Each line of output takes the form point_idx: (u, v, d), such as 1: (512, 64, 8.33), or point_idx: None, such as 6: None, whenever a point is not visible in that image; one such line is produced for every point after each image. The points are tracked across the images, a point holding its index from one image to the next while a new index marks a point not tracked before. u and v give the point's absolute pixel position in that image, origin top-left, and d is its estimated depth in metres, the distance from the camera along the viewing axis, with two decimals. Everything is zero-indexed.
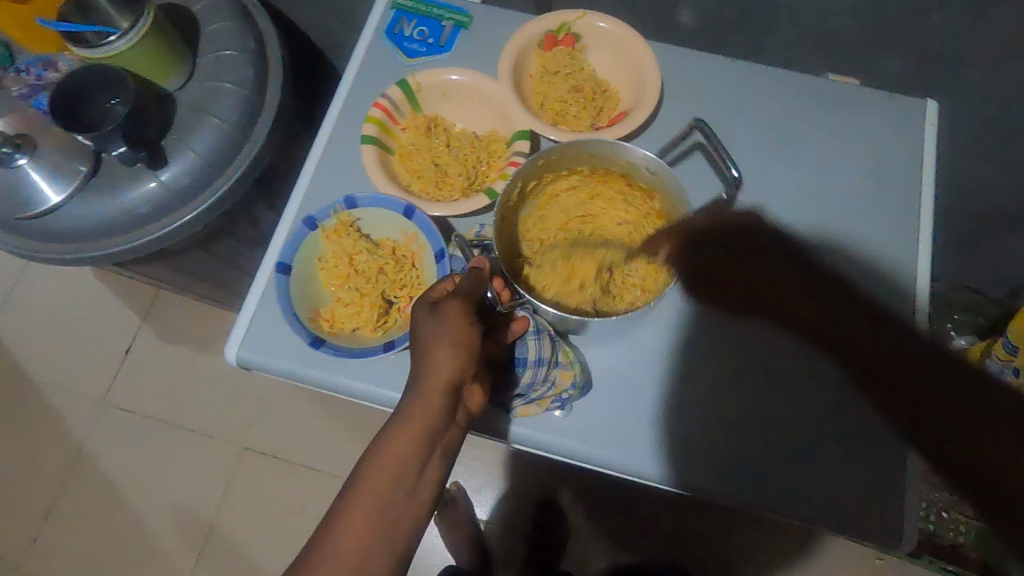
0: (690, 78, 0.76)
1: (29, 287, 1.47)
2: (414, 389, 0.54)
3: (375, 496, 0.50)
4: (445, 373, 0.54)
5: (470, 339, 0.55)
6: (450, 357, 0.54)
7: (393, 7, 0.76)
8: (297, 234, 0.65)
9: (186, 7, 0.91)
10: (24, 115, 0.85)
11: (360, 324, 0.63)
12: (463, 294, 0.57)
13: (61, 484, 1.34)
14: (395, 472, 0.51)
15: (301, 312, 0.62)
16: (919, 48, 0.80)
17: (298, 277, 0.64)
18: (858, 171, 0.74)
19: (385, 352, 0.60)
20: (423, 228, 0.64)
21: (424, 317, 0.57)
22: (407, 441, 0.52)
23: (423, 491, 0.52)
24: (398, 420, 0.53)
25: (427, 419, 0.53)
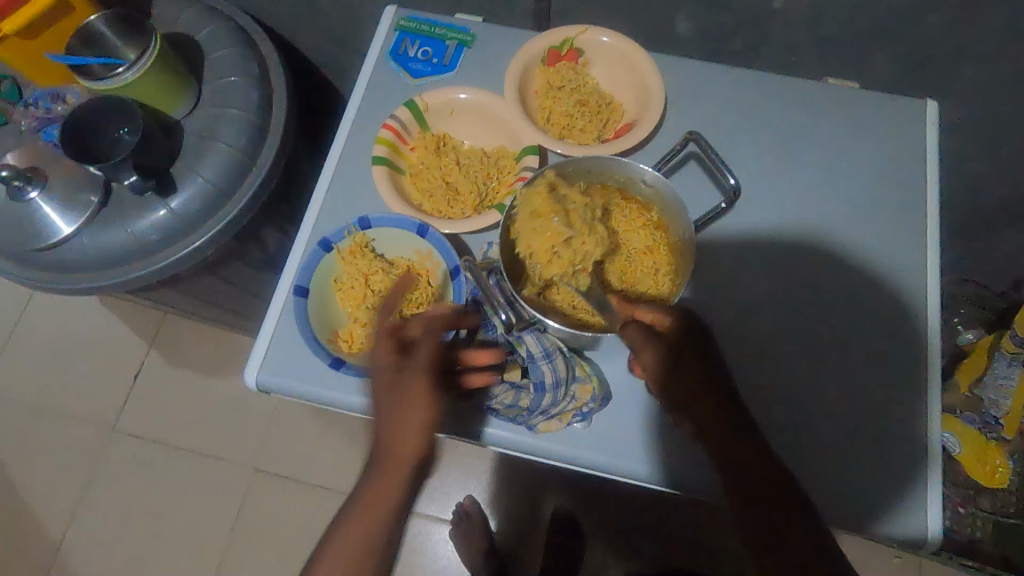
0: (691, 86, 0.77)
1: (36, 317, 1.47)
2: (380, 459, 0.58)
3: (341, 562, 0.57)
4: (409, 444, 0.58)
5: (435, 409, 0.59)
6: (417, 435, 0.58)
7: (397, 29, 0.77)
8: (313, 256, 0.65)
9: (189, 35, 0.93)
10: (33, 148, 0.86)
11: None
12: (422, 367, 0.58)
13: (73, 514, 1.33)
14: (362, 540, 0.57)
15: (320, 333, 0.63)
16: (913, 50, 0.81)
17: (315, 300, 0.64)
18: (860, 171, 0.75)
19: None
20: (437, 246, 0.65)
21: (386, 387, 0.59)
22: (378, 512, 0.58)
23: (392, 549, 0.59)
24: (368, 489, 0.58)
25: (392, 488, 0.58)
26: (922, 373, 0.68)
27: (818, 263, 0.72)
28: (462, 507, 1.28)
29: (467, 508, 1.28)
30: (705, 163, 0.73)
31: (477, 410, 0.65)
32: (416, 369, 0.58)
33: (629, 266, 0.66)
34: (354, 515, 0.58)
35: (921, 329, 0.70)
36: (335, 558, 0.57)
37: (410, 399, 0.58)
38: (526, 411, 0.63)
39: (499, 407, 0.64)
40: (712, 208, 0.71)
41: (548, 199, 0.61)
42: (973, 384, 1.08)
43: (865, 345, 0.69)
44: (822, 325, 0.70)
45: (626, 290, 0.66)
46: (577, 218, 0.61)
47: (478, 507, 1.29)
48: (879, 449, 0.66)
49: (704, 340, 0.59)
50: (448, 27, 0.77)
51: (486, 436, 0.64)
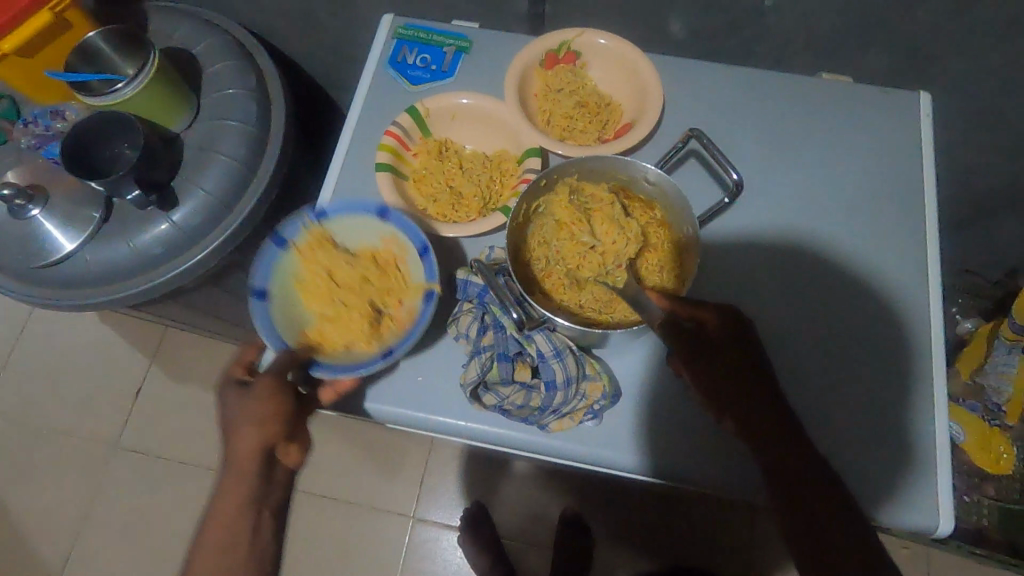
0: (687, 85, 0.78)
1: (34, 336, 1.46)
2: (227, 465, 0.57)
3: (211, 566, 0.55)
4: (254, 441, 0.57)
5: (277, 410, 0.58)
6: (256, 431, 0.57)
7: (395, 37, 0.78)
8: (270, 257, 0.64)
9: (186, 50, 0.93)
10: (34, 165, 0.86)
11: (352, 338, 0.62)
12: (270, 372, 0.59)
13: (77, 533, 1.33)
14: (225, 542, 0.56)
15: (288, 336, 0.61)
16: (906, 43, 0.82)
17: (277, 302, 0.62)
18: (858, 163, 0.76)
19: (383, 361, 0.60)
20: (400, 228, 0.64)
21: (231, 398, 0.60)
22: (231, 517, 0.56)
23: (259, 552, 0.56)
24: (219, 497, 0.57)
25: (246, 488, 0.56)
26: (929, 361, 0.69)
27: (820, 255, 0.73)
28: (471, 513, 1.28)
29: (475, 514, 1.28)
30: (705, 160, 0.74)
31: (488, 412, 0.64)
32: (262, 375, 0.59)
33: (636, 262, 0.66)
34: (209, 525, 0.56)
35: (926, 318, 0.70)
36: (198, 570, 0.55)
37: (245, 402, 0.58)
38: (538, 411, 0.63)
39: (510, 408, 0.63)
40: (715, 203, 0.72)
41: (569, 208, 0.64)
42: (974, 373, 1.10)
43: (871, 335, 0.70)
44: (828, 317, 0.70)
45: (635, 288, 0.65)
46: (601, 222, 0.63)
47: (485, 513, 1.29)
48: (889, 438, 0.66)
49: (739, 329, 0.61)
50: (446, 33, 0.78)
51: (498, 438, 0.64)
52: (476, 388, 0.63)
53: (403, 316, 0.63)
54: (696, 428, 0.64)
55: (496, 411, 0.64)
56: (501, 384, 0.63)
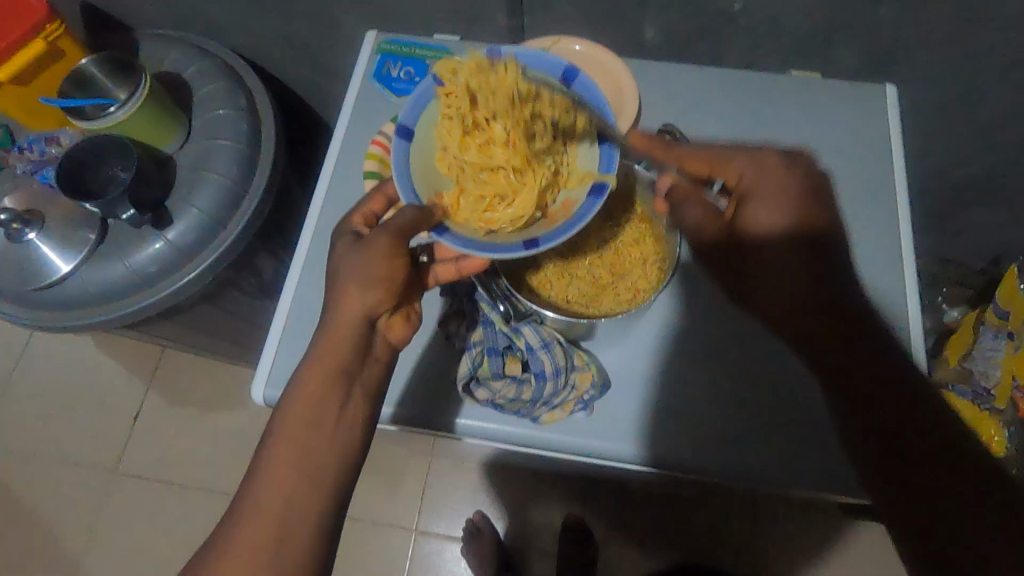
0: (664, 87, 0.81)
1: (31, 366, 1.46)
2: (326, 328, 0.57)
3: (292, 448, 0.53)
4: (357, 306, 0.56)
5: (389, 274, 0.57)
6: (360, 296, 0.56)
7: (379, 52, 0.81)
8: (427, 95, 0.62)
9: (177, 73, 0.96)
10: (29, 190, 0.88)
11: (491, 215, 0.59)
12: (394, 228, 0.56)
13: (79, 561, 1.32)
14: (309, 412, 0.54)
15: (422, 193, 0.59)
16: (870, 40, 0.86)
17: (418, 148, 0.61)
18: (830, 154, 0.79)
19: (526, 249, 0.55)
20: (581, 104, 0.61)
21: (345, 249, 0.59)
22: (321, 387, 0.55)
23: (345, 431, 0.55)
24: (311, 364, 0.56)
25: (343, 357, 0.56)
26: (909, 344, 0.70)
27: None
28: (473, 523, 1.28)
29: (478, 525, 1.28)
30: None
31: (481, 406, 0.66)
32: (385, 228, 0.57)
33: (619, 258, 0.68)
34: (286, 409, 0.54)
35: (904, 300, 0.72)
36: (285, 438, 0.53)
37: (359, 258, 0.57)
38: (529, 403, 0.64)
39: (503, 401, 0.65)
40: None
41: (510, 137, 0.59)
42: (962, 358, 1.12)
43: None
44: None
45: (618, 282, 0.67)
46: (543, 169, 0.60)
47: (489, 523, 1.29)
48: None
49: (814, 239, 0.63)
50: (427, 46, 0.81)
51: (493, 431, 0.66)
52: (468, 383, 0.65)
53: (555, 210, 0.60)
54: (684, 416, 0.66)
55: (488, 405, 0.66)
56: (492, 378, 0.65)
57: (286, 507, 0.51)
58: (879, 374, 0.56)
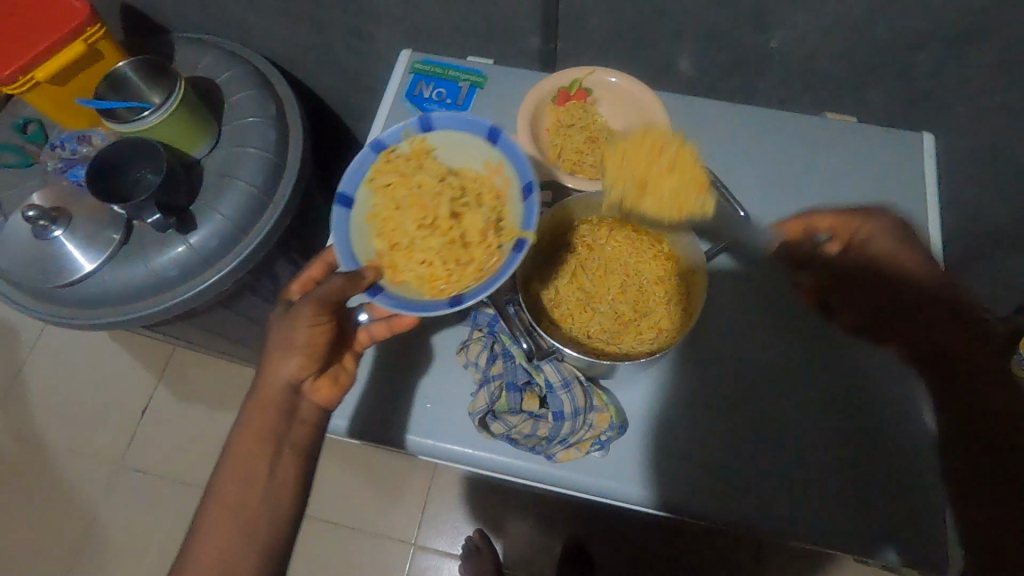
0: (695, 121, 0.80)
1: (44, 353, 1.47)
2: (259, 394, 0.59)
3: (228, 500, 0.56)
4: (281, 373, 0.58)
5: (311, 342, 0.58)
6: (283, 364, 0.58)
7: (412, 72, 0.81)
8: (365, 161, 0.63)
9: (210, 79, 0.96)
10: (58, 187, 0.88)
11: (427, 276, 0.59)
12: (316, 297, 0.57)
13: (77, 553, 1.32)
14: (241, 468, 0.56)
15: (358, 257, 0.60)
16: (905, 84, 0.85)
17: (357, 212, 0.62)
18: (863, 197, 0.77)
19: (452, 307, 0.55)
20: (509, 159, 0.62)
21: (277, 320, 0.61)
22: (253, 443, 0.57)
23: (275, 484, 0.57)
24: (239, 428, 0.58)
25: (270, 417, 0.58)
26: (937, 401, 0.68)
27: None
28: (473, 541, 1.26)
29: (478, 543, 1.26)
30: None
31: (497, 440, 0.65)
32: (308, 298, 0.57)
33: (641, 296, 0.67)
34: (222, 472, 0.57)
35: None
36: (221, 494, 0.56)
37: (284, 328, 0.58)
38: (545, 440, 0.64)
39: (518, 437, 0.64)
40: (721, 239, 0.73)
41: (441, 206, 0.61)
42: None
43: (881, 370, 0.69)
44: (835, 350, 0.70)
45: (641, 319, 0.66)
46: (474, 227, 0.60)
47: (488, 541, 1.27)
48: (906, 484, 0.64)
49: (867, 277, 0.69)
50: (460, 69, 0.81)
51: (506, 465, 0.65)
52: (484, 417, 0.64)
53: (489, 266, 0.58)
54: (695, 461, 0.65)
55: (503, 439, 0.65)
56: (508, 413, 0.64)
57: (219, 558, 0.54)
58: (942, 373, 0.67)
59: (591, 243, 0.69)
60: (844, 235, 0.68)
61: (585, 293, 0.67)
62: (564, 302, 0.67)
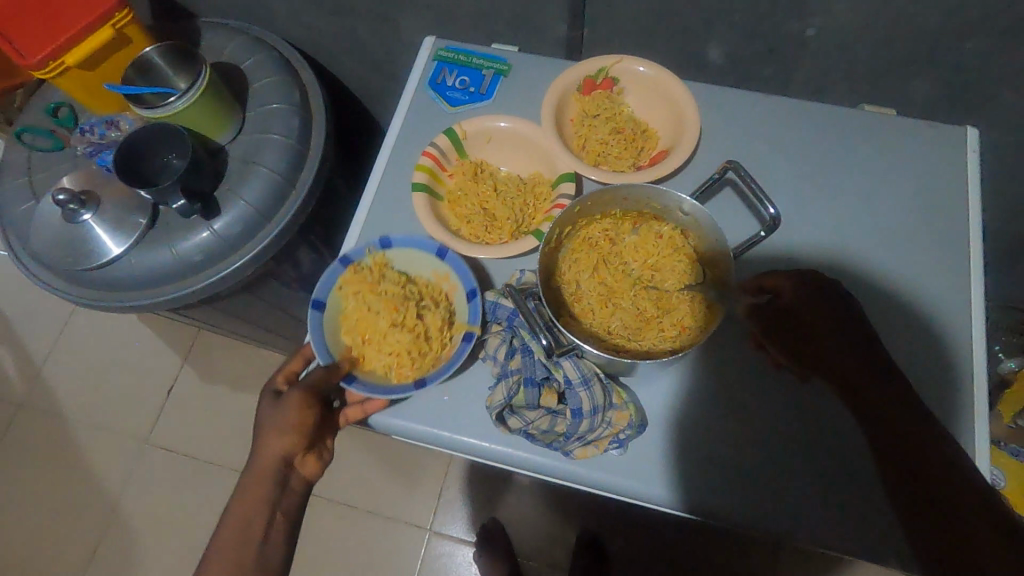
0: (725, 112, 0.78)
1: (75, 332, 1.52)
2: (254, 470, 0.64)
3: (228, 559, 0.63)
4: (272, 451, 0.64)
5: (300, 424, 0.64)
6: (274, 444, 0.63)
7: (436, 59, 0.80)
8: (333, 273, 0.68)
9: (235, 65, 0.97)
10: (88, 172, 0.89)
11: (394, 362, 0.63)
12: (306, 386, 0.63)
13: (105, 525, 1.36)
14: (240, 529, 0.64)
15: (333, 351, 0.65)
16: (949, 74, 0.81)
17: (330, 317, 0.66)
18: (900, 194, 0.74)
19: (417, 389, 0.62)
20: (456, 270, 0.68)
21: (266, 407, 0.66)
22: (249, 512, 0.64)
23: (268, 545, 0.65)
24: (238, 497, 0.65)
25: (265, 490, 0.64)
26: (968, 406, 0.66)
27: (854, 288, 0.71)
28: (487, 530, 1.27)
29: (492, 531, 1.27)
30: (741, 191, 0.73)
31: (514, 435, 0.65)
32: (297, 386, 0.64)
33: (664, 292, 0.65)
34: (223, 530, 0.65)
35: (965, 356, 0.68)
36: (222, 548, 0.64)
37: (276, 413, 0.64)
38: (563, 437, 0.64)
39: (536, 432, 0.64)
40: (750, 235, 0.71)
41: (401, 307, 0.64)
42: None
43: (912, 373, 0.67)
44: None
45: (664, 316, 0.64)
46: (433, 320, 0.65)
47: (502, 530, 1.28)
48: None
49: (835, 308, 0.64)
50: (485, 56, 0.80)
51: (523, 460, 0.64)
52: (502, 411, 0.64)
53: (444, 355, 0.65)
54: (715, 462, 0.64)
55: (521, 435, 0.64)
56: (526, 408, 0.64)
57: None
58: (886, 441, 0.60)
59: (614, 238, 0.68)
60: (781, 287, 0.65)
61: (607, 287, 0.66)
62: (584, 296, 0.66)
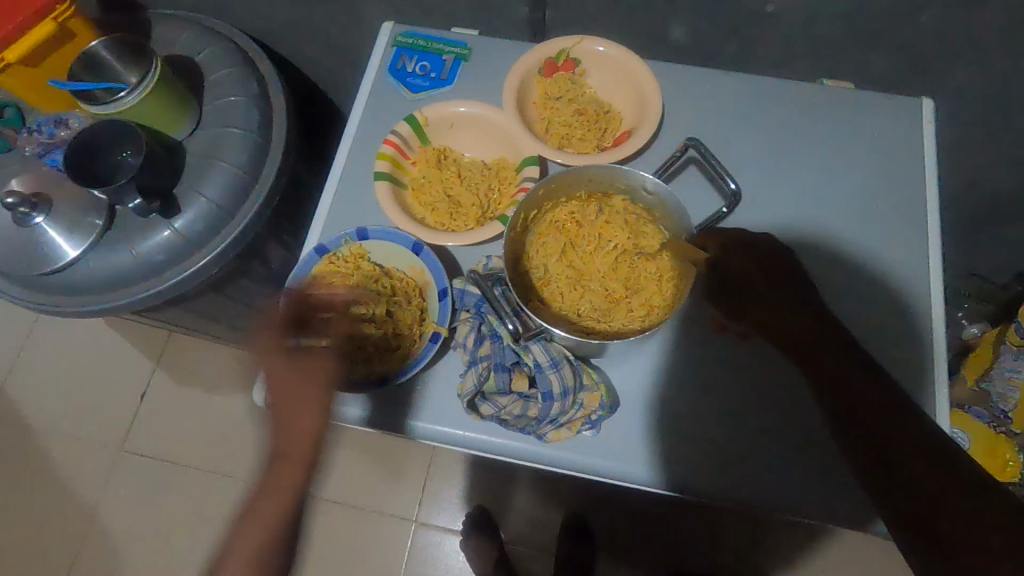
0: (688, 91, 0.78)
1: (40, 340, 1.47)
2: (286, 438, 0.62)
3: (271, 519, 0.62)
4: (310, 422, 0.62)
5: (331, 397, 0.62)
6: (308, 416, 0.61)
7: (395, 45, 0.78)
8: (309, 260, 0.68)
9: (189, 56, 0.93)
10: (37, 173, 0.87)
11: (359, 358, 0.65)
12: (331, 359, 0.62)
13: (84, 535, 1.34)
14: (280, 495, 0.62)
15: (303, 341, 0.65)
16: (906, 47, 0.82)
17: (303, 305, 0.67)
18: (860, 167, 0.75)
19: (379, 387, 0.62)
20: (430, 266, 0.66)
21: (281, 375, 0.61)
22: (291, 477, 0.62)
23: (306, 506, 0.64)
24: (278, 463, 0.62)
25: (304, 457, 0.62)
26: (932, 370, 0.67)
27: (820, 261, 0.72)
28: (472, 518, 1.27)
29: (478, 519, 1.27)
30: (704, 169, 0.74)
31: (486, 422, 0.65)
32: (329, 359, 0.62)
33: (631, 273, 0.66)
34: (262, 495, 0.63)
35: (927, 323, 0.69)
36: (262, 509, 0.63)
37: (309, 384, 0.61)
38: (535, 421, 0.64)
39: (508, 418, 0.64)
40: (714, 212, 0.71)
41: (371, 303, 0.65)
42: (981, 378, 1.08)
43: (877, 341, 0.69)
44: None
45: (631, 296, 0.65)
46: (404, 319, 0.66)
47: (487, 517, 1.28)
48: None
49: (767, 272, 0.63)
50: (445, 41, 0.78)
51: (497, 447, 0.65)
52: (473, 399, 0.64)
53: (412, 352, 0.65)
54: (688, 438, 0.65)
55: (493, 421, 0.64)
56: (498, 394, 0.64)
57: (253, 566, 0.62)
58: (877, 413, 0.54)
59: (580, 220, 0.67)
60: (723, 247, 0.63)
61: (574, 270, 0.66)
62: (552, 280, 0.66)
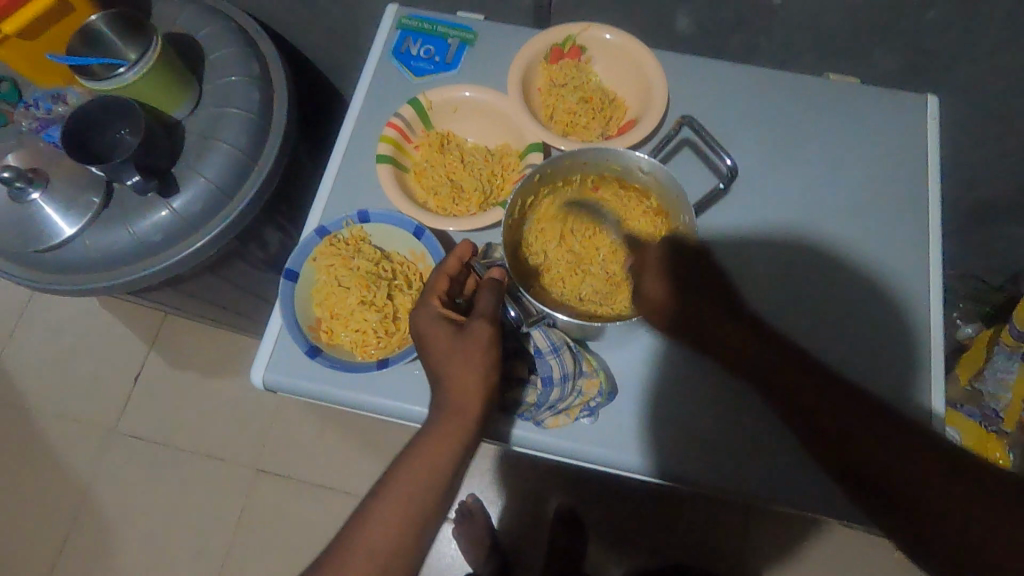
0: (693, 82, 0.78)
1: (33, 320, 1.46)
2: (444, 401, 0.56)
3: (424, 488, 0.54)
4: (475, 379, 0.56)
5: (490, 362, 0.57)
6: (475, 377, 0.56)
7: (399, 27, 0.77)
8: (309, 243, 0.66)
9: (189, 34, 0.92)
10: (35, 149, 0.86)
11: (358, 342, 0.65)
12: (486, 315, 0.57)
13: (75, 515, 1.33)
14: (441, 459, 0.54)
15: (302, 324, 0.64)
16: (911, 43, 0.81)
17: (302, 289, 0.66)
18: (863, 162, 0.75)
19: (379, 369, 0.62)
20: (430, 249, 0.66)
21: (450, 337, 0.56)
22: (451, 438, 0.55)
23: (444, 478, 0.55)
24: (430, 428, 0.55)
25: (471, 412, 0.55)
26: (928, 366, 0.68)
27: (819, 255, 0.72)
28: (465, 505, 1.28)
29: (470, 507, 1.27)
30: (698, 149, 0.74)
31: None
32: (479, 317, 0.57)
33: (632, 255, 0.65)
34: (408, 468, 0.54)
35: (925, 319, 0.70)
36: (399, 481, 0.54)
37: (462, 344, 0.56)
38: (534, 407, 0.64)
39: (507, 404, 0.64)
40: (709, 189, 0.71)
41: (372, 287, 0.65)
42: (973, 377, 1.09)
43: (875, 336, 0.69)
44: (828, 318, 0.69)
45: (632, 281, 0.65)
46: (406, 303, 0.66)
47: (480, 505, 1.29)
48: None
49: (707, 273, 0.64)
50: (450, 24, 0.78)
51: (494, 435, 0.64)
52: None
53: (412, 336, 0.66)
54: (684, 428, 0.65)
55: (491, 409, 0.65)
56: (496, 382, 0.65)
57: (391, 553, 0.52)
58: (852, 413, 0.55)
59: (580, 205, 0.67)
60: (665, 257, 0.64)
61: (574, 254, 0.66)
62: (552, 265, 0.66)
